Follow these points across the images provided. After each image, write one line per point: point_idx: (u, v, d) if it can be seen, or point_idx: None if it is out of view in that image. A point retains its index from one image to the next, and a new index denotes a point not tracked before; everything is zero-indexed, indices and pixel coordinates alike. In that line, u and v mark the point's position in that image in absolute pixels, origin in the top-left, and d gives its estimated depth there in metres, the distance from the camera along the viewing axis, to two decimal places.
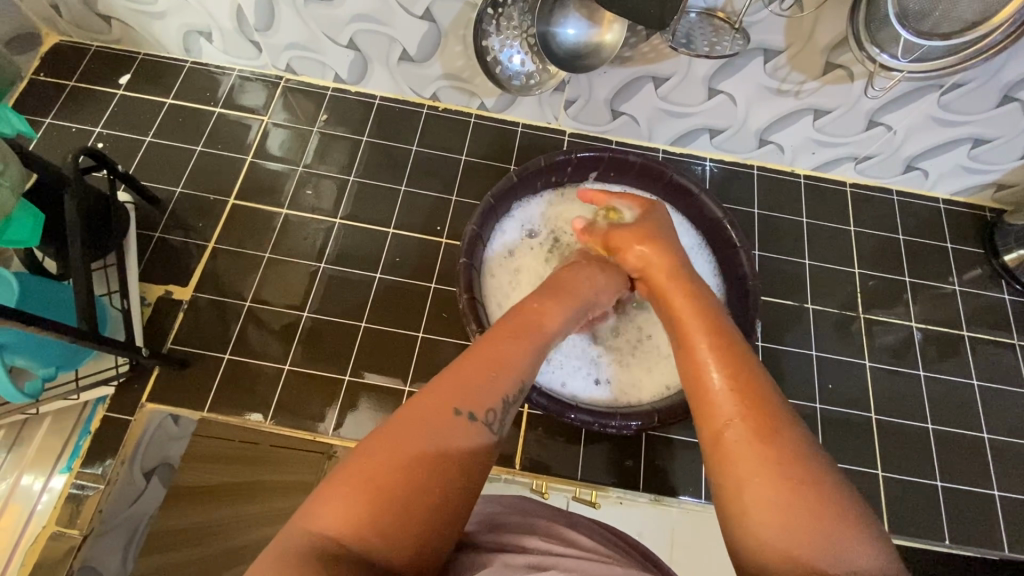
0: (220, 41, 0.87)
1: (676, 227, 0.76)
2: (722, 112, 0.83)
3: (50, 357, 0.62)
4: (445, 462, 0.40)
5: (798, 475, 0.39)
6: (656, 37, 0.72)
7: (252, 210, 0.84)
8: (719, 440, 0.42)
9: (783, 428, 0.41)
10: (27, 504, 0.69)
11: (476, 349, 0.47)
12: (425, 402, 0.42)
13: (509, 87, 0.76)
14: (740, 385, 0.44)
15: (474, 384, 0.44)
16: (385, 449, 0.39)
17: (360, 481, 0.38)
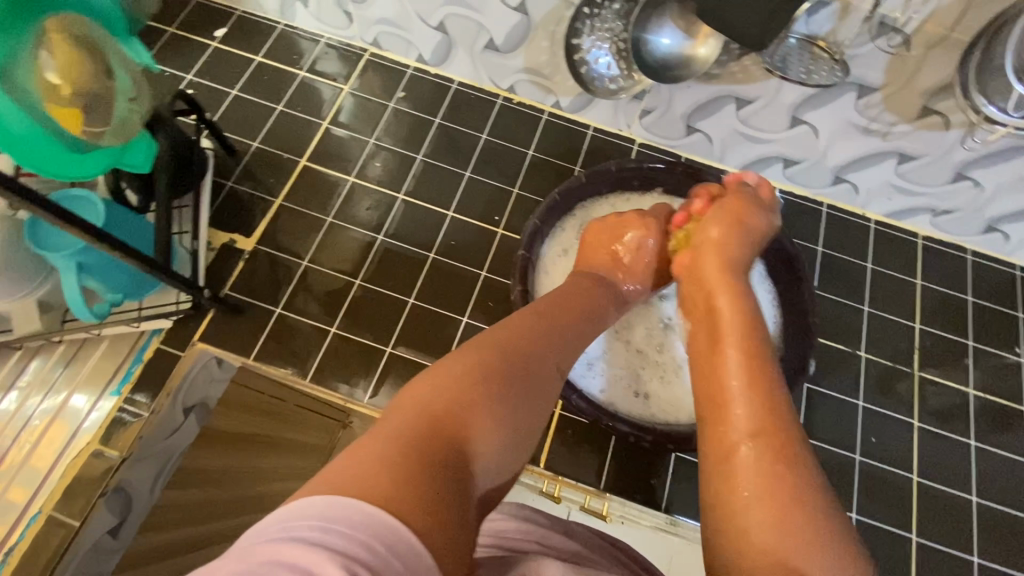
0: (315, 7, 0.90)
1: None
2: (802, 144, 0.81)
3: (119, 284, 0.65)
4: (535, 396, 0.47)
5: (789, 509, 0.41)
6: (748, 59, 0.71)
7: (322, 174, 0.86)
8: (728, 458, 0.45)
9: (791, 465, 0.43)
10: (73, 421, 0.71)
11: (546, 309, 0.56)
12: (514, 340, 0.49)
13: (597, 90, 0.76)
14: (762, 403, 0.46)
15: (557, 345, 0.53)
16: (491, 370, 0.45)
17: (468, 391, 0.42)
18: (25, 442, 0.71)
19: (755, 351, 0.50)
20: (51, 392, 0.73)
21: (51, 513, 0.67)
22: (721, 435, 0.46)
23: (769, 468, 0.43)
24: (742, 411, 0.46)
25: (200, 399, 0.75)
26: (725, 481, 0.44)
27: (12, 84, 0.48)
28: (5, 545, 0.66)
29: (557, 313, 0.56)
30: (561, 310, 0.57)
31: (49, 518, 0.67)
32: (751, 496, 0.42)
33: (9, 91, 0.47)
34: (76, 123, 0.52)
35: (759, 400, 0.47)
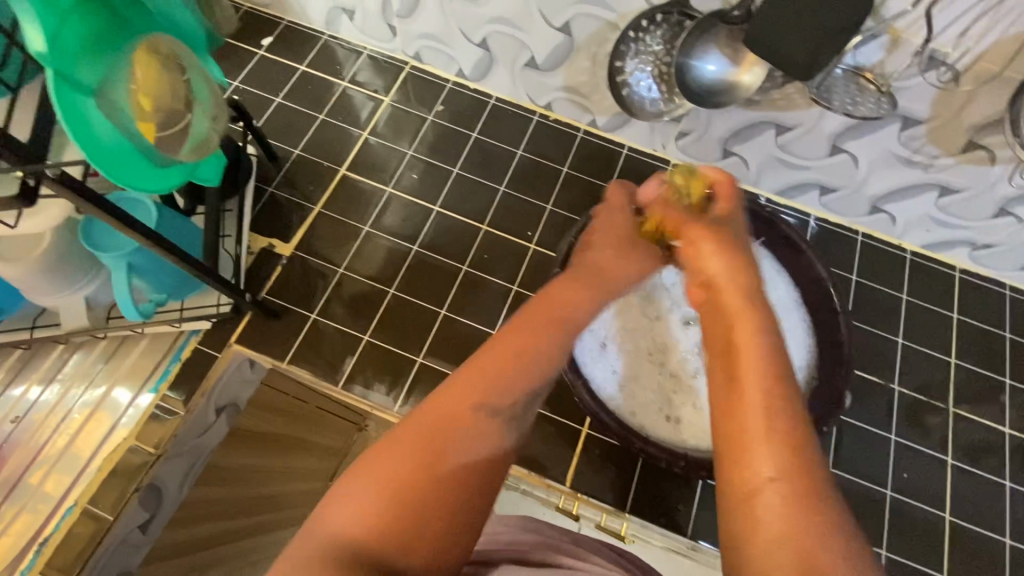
0: (360, 20, 0.92)
1: (775, 280, 0.74)
2: (840, 172, 0.81)
3: (163, 284, 0.66)
4: (476, 459, 0.43)
5: (822, 569, 0.34)
6: (791, 86, 0.71)
7: (360, 183, 0.88)
8: (748, 504, 0.38)
9: (823, 511, 0.36)
10: (112, 414, 0.73)
11: (478, 359, 0.47)
12: (445, 409, 0.43)
13: (644, 114, 0.76)
14: (791, 449, 0.38)
15: (499, 377, 0.46)
16: (412, 441, 0.41)
17: (387, 478, 0.40)
18: (65, 435, 0.73)
19: (778, 379, 0.42)
20: (92, 385, 0.75)
21: (86, 507, 0.68)
22: (744, 478, 0.38)
23: (794, 528, 0.36)
24: (760, 442, 0.39)
25: (231, 401, 0.78)
26: (746, 532, 0.37)
27: (103, 99, 0.46)
28: (42, 535, 0.68)
29: (489, 357, 0.47)
30: (500, 355, 0.47)
31: (83, 512, 0.68)
32: (770, 554, 0.35)
33: (102, 107, 0.46)
34: (155, 139, 0.51)
35: (778, 438, 0.39)
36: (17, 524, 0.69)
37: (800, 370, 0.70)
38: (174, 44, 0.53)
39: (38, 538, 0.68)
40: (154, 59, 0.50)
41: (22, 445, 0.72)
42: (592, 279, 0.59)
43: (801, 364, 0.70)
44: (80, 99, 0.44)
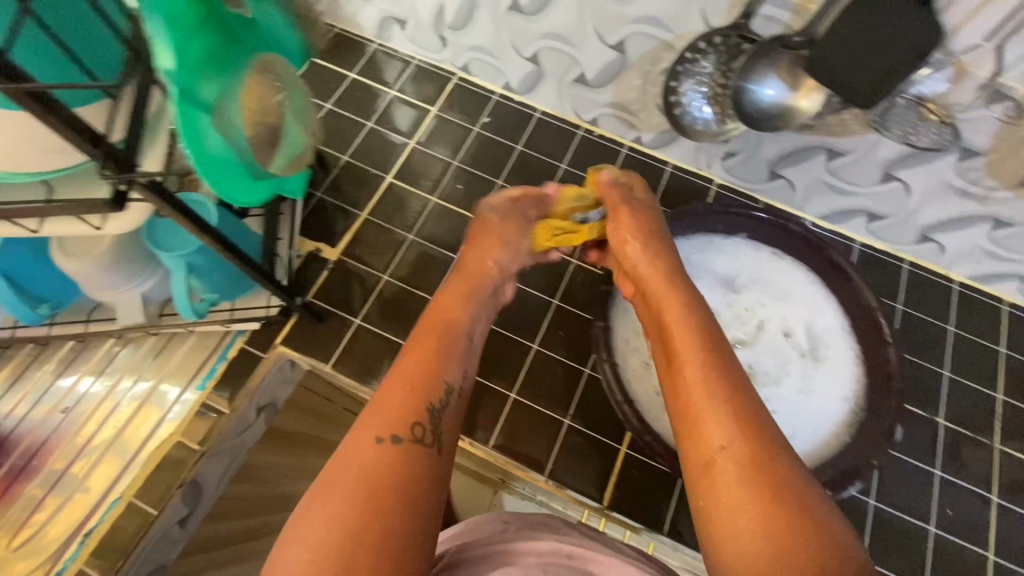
0: (412, 30, 0.92)
1: (821, 308, 0.74)
2: (891, 199, 0.80)
3: (218, 283, 0.68)
4: (402, 483, 0.46)
5: (774, 503, 0.43)
6: (847, 113, 0.70)
7: (405, 191, 0.89)
8: (709, 465, 0.46)
9: (772, 461, 0.45)
10: (159, 409, 0.75)
11: (381, 395, 0.52)
12: (357, 450, 0.47)
13: (703, 135, 0.77)
14: (737, 416, 0.48)
15: (413, 388, 0.52)
16: (356, 462, 0.46)
17: (341, 500, 0.44)
18: (112, 428, 0.74)
19: (711, 355, 0.52)
20: (140, 379, 0.76)
21: (131, 500, 0.69)
22: (698, 445, 0.48)
23: (751, 477, 0.45)
24: (707, 408, 0.48)
25: (271, 400, 0.80)
26: (709, 486, 0.46)
27: (220, 116, 0.42)
28: (86, 526, 0.69)
29: (390, 392, 0.51)
30: (402, 388, 0.52)
31: (128, 505, 0.69)
32: (734, 504, 0.44)
33: (215, 123, 0.42)
34: (259, 155, 0.48)
35: (723, 406, 0.48)
36: (64, 514, 0.71)
37: (847, 400, 0.69)
38: (282, 64, 0.50)
39: (82, 529, 0.69)
40: (263, 79, 0.47)
41: (71, 436, 0.74)
42: (473, 281, 0.64)
43: (848, 393, 0.69)
44: (195, 114, 0.41)
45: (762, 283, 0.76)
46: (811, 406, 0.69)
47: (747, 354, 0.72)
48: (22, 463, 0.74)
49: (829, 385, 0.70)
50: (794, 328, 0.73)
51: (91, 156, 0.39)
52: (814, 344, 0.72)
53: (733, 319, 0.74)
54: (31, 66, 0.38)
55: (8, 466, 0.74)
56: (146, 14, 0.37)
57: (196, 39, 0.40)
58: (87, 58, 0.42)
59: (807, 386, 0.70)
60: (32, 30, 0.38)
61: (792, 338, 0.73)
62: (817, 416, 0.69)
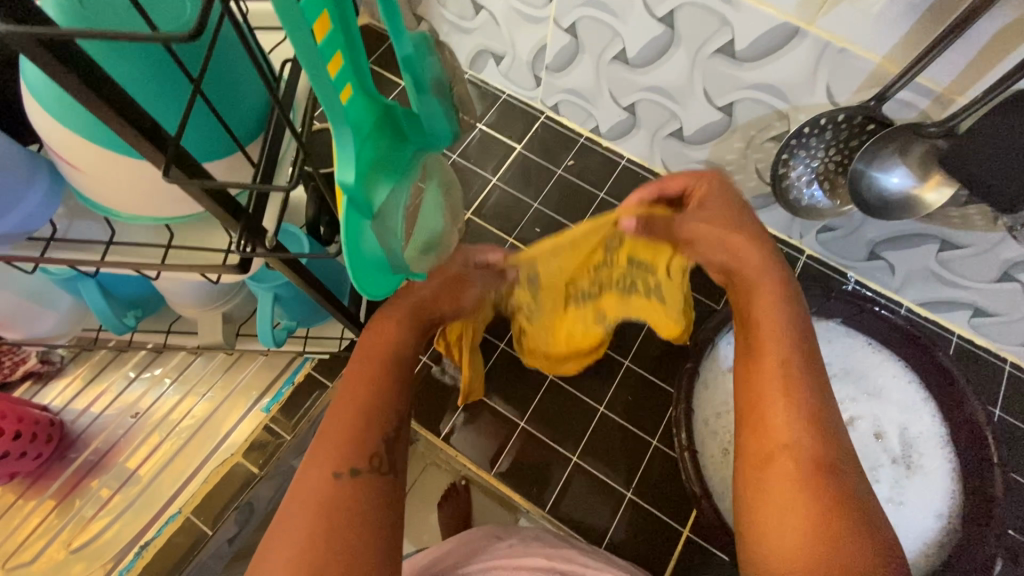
0: (507, 67, 0.91)
1: (913, 410, 0.70)
2: (1005, 299, 0.73)
3: (296, 313, 0.67)
4: (362, 515, 0.44)
5: (824, 513, 0.43)
6: (973, 208, 0.65)
7: (484, 229, 0.89)
8: (767, 461, 0.47)
9: (834, 476, 0.45)
10: (226, 423, 0.76)
11: (333, 423, 0.49)
12: (316, 477, 0.45)
13: (821, 214, 0.73)
14: (806, 414, 0.47)
15: (366, 422, 0.49)
16: (311, 505, 0.44)
17: (291, 550, 0.41)
18: (176, 440, 0.76)
19: (803, 352, 0.51)
20: (211, 390, 0.78)
21: (189, 517, 0.70)
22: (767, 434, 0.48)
23: (807, 472, 0.45)
24: (777, 406, 0.48)
25: None
26: (759, 482, 0.46)
27: (381, 223, 0.40)
28: (144, 537, 0.70)
29: (342, 417, 0.49)
30: (356, 415, 0.49)
31: (185, 521, 0.70)
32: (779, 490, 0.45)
33: (375, 229, 0.40)
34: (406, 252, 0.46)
35: (795, 409, 0.48)
36: (126, 518, 0.72)
37: (940, 517, 0.65)
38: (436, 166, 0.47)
39: (139, 540, 0.70)
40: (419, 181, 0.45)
41: (139, 440, 0.76)
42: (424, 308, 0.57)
43: (942, 510, 0.65)
44: (360, 221, 0.38)
45: (854, 375, 0.72)
46: (900, 518, 0.66)
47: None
48: (94, 459, 0.75)
49: (920, 498, 0.66)
50: (886, 430, 0.69)
51: (230, 229, 0.39)
52: (906, 449, 0.68)
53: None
54: (196, 148, 0.38)
55: (79, 462, 0.75)
56: (337, 128, 0.34)
57: (370, 145, 0.38)
58: (246, 136, 0.41)
59: (897, 496, 0.67)
60: (201, 109, 0.37)
61: (884, 441, 0.69)
62: (905, 532, 0.65)
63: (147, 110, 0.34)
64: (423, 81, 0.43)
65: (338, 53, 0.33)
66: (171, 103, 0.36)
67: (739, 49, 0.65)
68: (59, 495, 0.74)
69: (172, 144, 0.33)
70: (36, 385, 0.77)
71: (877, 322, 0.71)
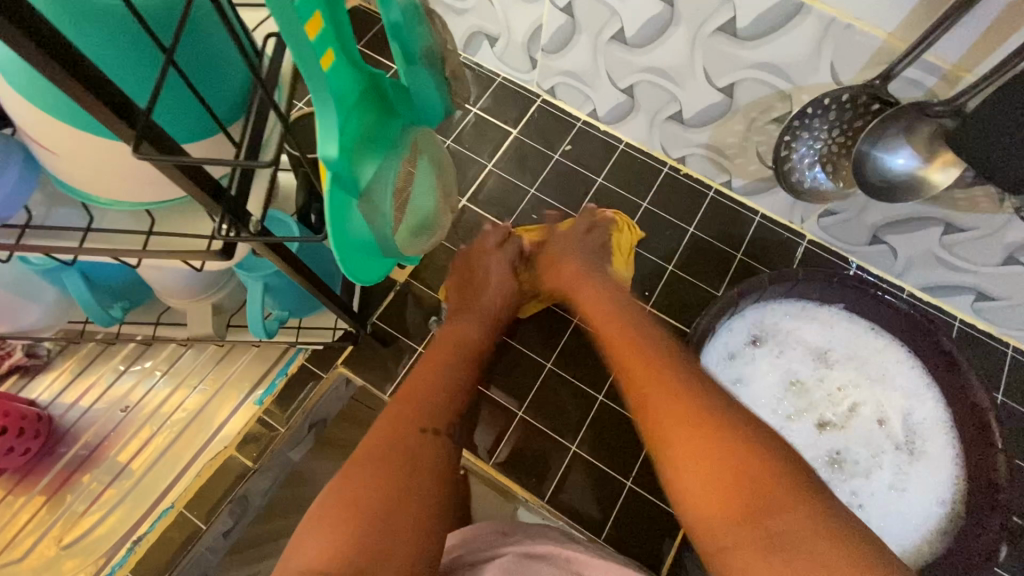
0: (501, 49, 0.89)
1: (915, 395, 0.69)
2: (1009, 283, 0.72)
3: (287, 302, 0.66)
4: (436, 462, 0.53)
5: (715, 442, 0.44)
6: (979, 189, 0.63)
7: (480, 216, 0.88)
8: (653, 428, 0.48)
9: (706, 408, 0.47)
10: (219, 415, 0.75)
11: (421, 384, 0.58)
12: (394, 425, 0.53)
13: (825, 197, 0.71)
14: (665, 373, 0.51)
15: (441, 390, 0.58)
16: (386, 452, 0.50)
17: (349, 498, 0.46)
18: (168, 433, 0.74)
19: (653, 333, 0.57)
20: (202, 382, 0.76)
21: (181, 512, 0.69)
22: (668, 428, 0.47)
23: (687, 416, 0.47)
24: (643, 378, 0.51)
25: (322, 417, 0.76)
26: (664, 454, 0.47)
27: (368, 200, 0.39)
28: (136, 532, 0.69)
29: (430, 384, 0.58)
30: (437, 391, 0.58)
31: (178, 516, 0.69)
32: (690, 456, 0.45)
33: (362, 207, 0.39)
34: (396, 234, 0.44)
35: (657, 372, 0.51)
36: (118, 513, 0.71)
37: (943, 504, 0.65)
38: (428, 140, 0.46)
39: (132, 535, 0.69)
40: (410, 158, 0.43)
41: (129, 434, 0.74)
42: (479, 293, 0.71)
43: (944, 496, 0.65)
44: (346, 199, 0.37)
45: (857, 360, 0.71)
46: (902, 505, 0.66)
47: (835, 438, 0.69)
48: (84, 454, 0.74)
49: (922, 484, 0.66)
50: (889, 416, 0.69)
51: (211, 212, 0.37)
52: (909, 436, 0.68)
53: (821, 396, 0.70)
54: (171, 126, 0.36)
55: (69, 457, 0.74)
56: (319, 100, 0.33)
57: (355, 117, 0.36)
58: (226, 114, 0.39)
59: (900, 483, 0.67)
60: (175, 83, 0.35)
61: (887, 427, 0.69)
62: (907, 518, 0.65)
63: (115, 83, 0.32)
64: (412, 52, 0.42)
65: (318, 15, 0.30)
66: (142, 77, 0.34)
67: (741, 26, 0.63)
68: (49, 490, 0.72)
69: (142, 119, 0.31)
70: (23, 378, 0.75)
71: (879, 309, 0.70)
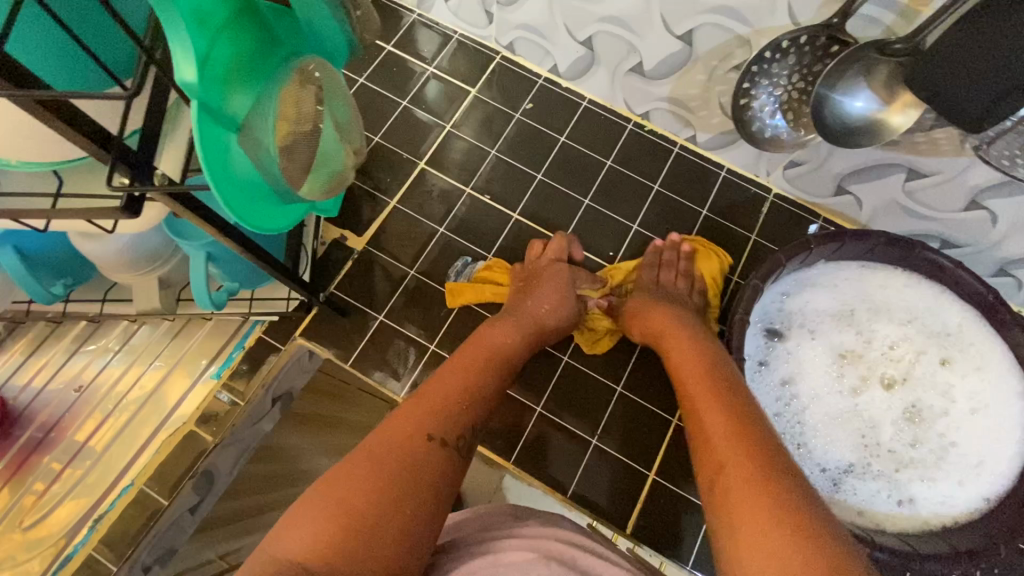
0: (456, 3, 0.85)
1: (937, 312, 0.70)
2: (972, 229, 0.71)
3: (237, 273, 0.65)
4: (438, 472, 0.49)
5: (755, 471, 0.45)
6: (939, 131, 0.62)
7: (440, 180, 0.85)
8: (708, 450, 0.49)
9: (764, 443, 0.48)
10: (174, 394, 0.73)
11: (436, 385, 0.56)
12: (400, 430, 0.49)
13: (782, 146, 0.70)
14: (728, 402, 0.52)
15: (456, 400, 0.55)
16: (386, 446, 0.48)
17: (344, 489, 0.44)
18: (124, 413, 0.73)
19: (716, 362, 0.59)
20: (157, 359, 0.75)
21: (142, 488, 0.68)
22: (741, 533, 0.42)
23: (742, 446, 0.47)
24: (708, 404, 0.53)
25: (287, 390, 0.77)
26: (710, 475, 0.47)
27: (248, 136, 0.40)
28: (96, 511, 0.68)
29: (450, 392, 0.56)
30: (452, 397, 0.55)
31: (138, 493, 0.68)
32: (739, 479, 0.45)
33: (243, 143, 0.39)
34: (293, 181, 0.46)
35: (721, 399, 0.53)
36: (76, 495, 0.69)
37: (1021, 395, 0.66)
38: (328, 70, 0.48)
39: (92, 515, 0.68)
40: (303, 85, 0.45)
41: (84, 414, 0.73)
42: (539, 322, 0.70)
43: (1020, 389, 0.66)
44: (224, 136, 0.38)
45: (873, 309, 0.71)
46: (988, 424, 0.66)
47: (910, 393, 0.68)
48: (40, 436, 0.73)
49: (989, 390, 0.67)
50: (949, 352, 0.69)
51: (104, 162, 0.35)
52: (948, 352, 0.69)
53: (860, 363, 0.70)
54: (42, 71, 0.35)
55: (26, 439, 0.73)
56: (167, 17, 0.32)
57: (224, 44, 0.37)
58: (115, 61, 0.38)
59: (978, 404, 0.67)
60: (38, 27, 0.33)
61: (948, 363, 0.68)
62: (994, 434, 0.66)
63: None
64: None
65: None
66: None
67: None
68: (7, 473, 0.71)
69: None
70: None
71: (868, 254, 0.70)
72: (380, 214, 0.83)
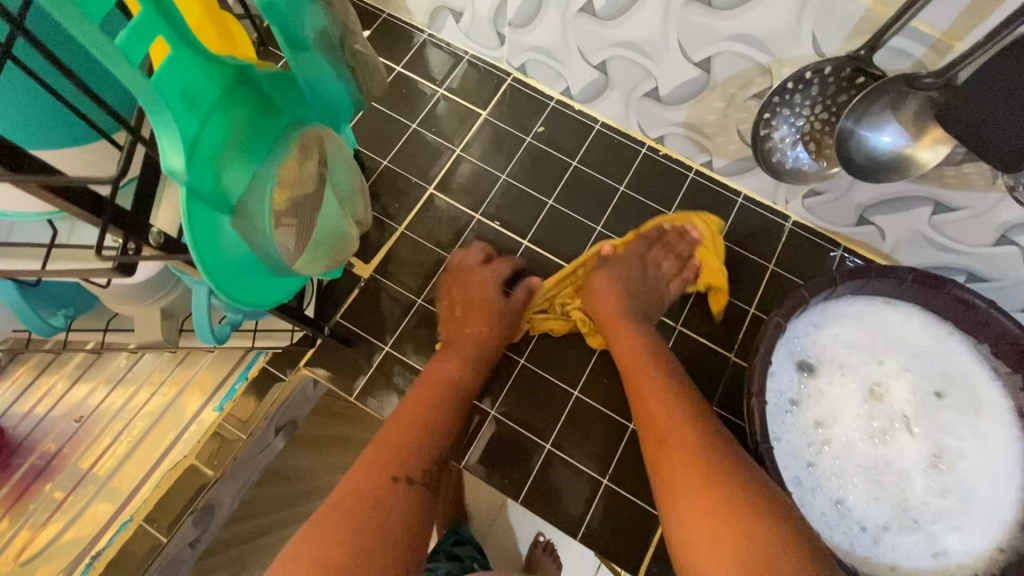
0: (467, 24, 0.83)
1: (950, 352, 0.67)
2: (1001, 264, 0.68)
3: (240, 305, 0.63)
4: (403, 512, 0.51)
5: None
6: (970, 166, 0.59)
7: (448, 204, 0.83)
8: (694, 545, 0.48)
9: (764, 541, 0.46)
10: (175, 427, 0.71)
11: (393, 423, 0.58)
12: (364, 476, 0.52)
13: (805, 179, 0.67)
14: (709, 483, 0.50)
15: (415, 436, 0.57)
16: (353, 491, 0.51)
17: (321, 539, 0.47)
18: (125, 443, 0.71)
19: (693, 424, 0.56)
20: (161, 387, 0.73)
21: (141, 524, 0.66)
22: None
23: (738, 542, 0.46)
24: (695, 484, 0.51)
25: (290, 419, 0.75)
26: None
27: (241, 219, 0.39)
28: (95, 547, 0.66)
29: (403, 428, 0.58)
30: (407, 432, 0.57)
31: (138, 529, 0.66)
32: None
33: (237, 225, 0.39)
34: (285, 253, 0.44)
35: (706, 478, 0.51)
36: (78, 525, 0.68)
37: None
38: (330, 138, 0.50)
39: (90, 550, 0.66)
40: (302, 157, 0.44)
41: (86, 443, 0.72)
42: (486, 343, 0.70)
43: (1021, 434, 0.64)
44: (216, 218, 0.38)
45: (893, 347, 0.68)
46: (1001, 464, 0.64)
47: (928, 438, 0.65)
48: (41, 464, 0.72)
49: (993, 431, 0.65)
50: (943, 388, 0.67)
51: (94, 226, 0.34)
52: (966, 395, 0.66)
53: (874, 403, 0.67)
54: None
55: (27, 467, 0.72)
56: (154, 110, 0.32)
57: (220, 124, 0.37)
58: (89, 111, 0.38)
59: (979, 444, 0.65)
60: None
61: (945, 399, 0.66)
62: (1006, 473, 0.64)
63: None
64: (298, 42, 0.46)
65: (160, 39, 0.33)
66: None
67: None
68: (8, 502, 0.70)
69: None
70: None
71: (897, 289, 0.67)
72: (388, 240, 0.81)
